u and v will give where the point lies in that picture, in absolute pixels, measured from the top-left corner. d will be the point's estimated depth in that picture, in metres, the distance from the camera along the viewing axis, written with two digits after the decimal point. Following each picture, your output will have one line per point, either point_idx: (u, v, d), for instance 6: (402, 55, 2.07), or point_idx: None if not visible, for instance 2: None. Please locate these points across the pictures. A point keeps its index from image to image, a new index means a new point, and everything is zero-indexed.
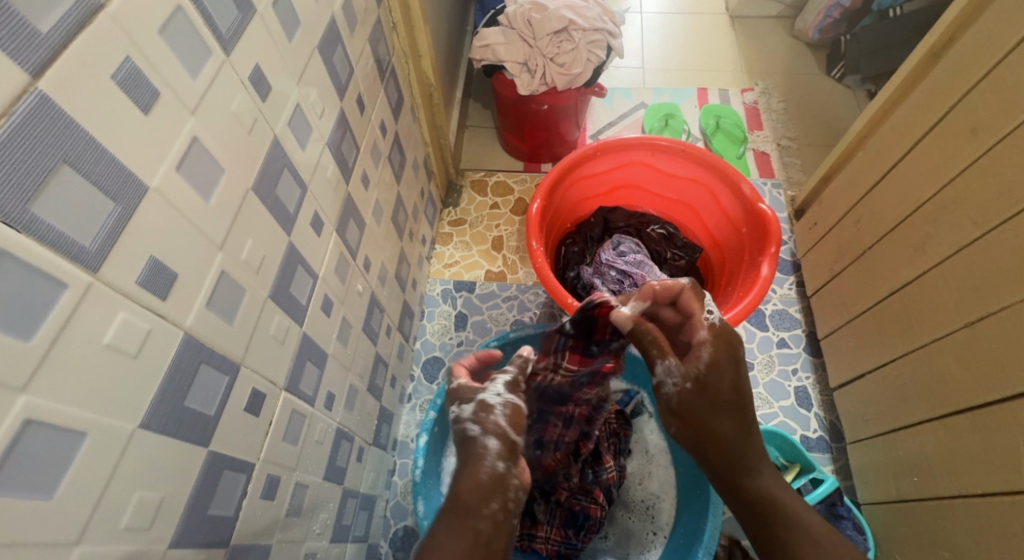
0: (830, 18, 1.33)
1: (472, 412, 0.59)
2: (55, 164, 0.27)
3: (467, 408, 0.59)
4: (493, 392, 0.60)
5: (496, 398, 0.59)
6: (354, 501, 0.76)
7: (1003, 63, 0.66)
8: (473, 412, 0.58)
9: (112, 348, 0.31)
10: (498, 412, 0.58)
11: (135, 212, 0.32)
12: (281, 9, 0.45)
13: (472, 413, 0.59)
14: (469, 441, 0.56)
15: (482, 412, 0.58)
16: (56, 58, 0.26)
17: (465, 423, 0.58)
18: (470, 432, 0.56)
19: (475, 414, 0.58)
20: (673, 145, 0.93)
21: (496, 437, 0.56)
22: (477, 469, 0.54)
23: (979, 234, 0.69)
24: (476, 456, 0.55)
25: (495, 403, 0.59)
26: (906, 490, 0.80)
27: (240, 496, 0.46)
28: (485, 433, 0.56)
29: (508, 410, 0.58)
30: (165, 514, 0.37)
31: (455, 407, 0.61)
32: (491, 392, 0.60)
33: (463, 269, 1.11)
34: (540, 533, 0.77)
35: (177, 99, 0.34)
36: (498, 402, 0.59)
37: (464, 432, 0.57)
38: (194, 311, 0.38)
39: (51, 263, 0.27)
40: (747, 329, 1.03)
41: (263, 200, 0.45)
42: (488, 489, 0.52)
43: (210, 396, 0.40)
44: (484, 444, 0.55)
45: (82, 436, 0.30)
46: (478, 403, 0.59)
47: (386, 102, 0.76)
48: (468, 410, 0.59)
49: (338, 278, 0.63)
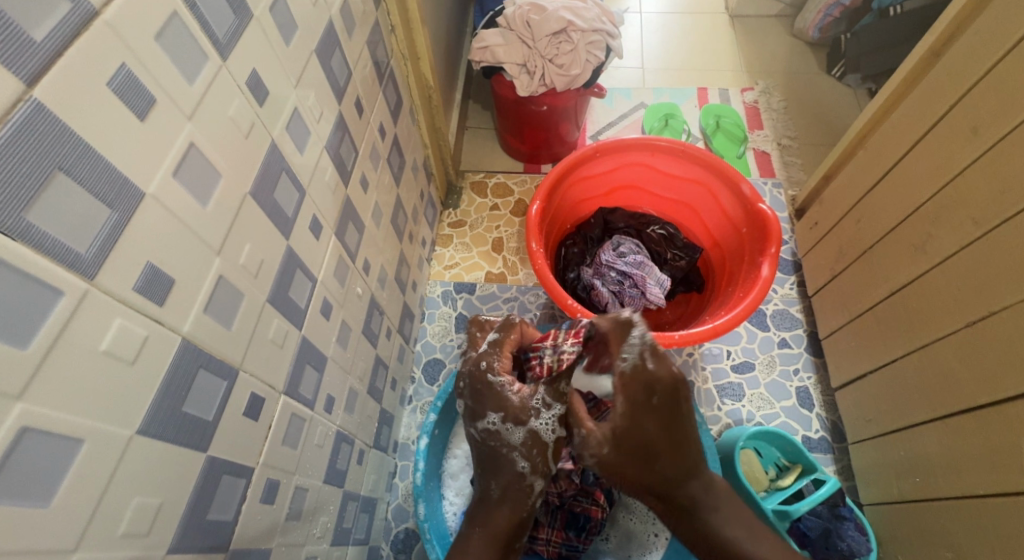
0: (830, 17, 1.32)
1: (523, 443, 0.60)
2: (50, 171, 0.27)
3: (516, 434, 0.61)
4: (547, 425, 0.61)
5: (548, 432, 0.61)
6: (355, 503, 0.76)
7: (1003, 62, 0.66)
8: (523, 444, 0.60)
9: (109, 353, 0.31)
10: (552, 453, 0.61)
11: (131, 219, 0.32)
12: (278, 13, 0.45)
13: (520, 440, 0.61)
14: (518, 478, 0.60)
15: (533, 448, 0.60)
16: (51, 66, 0.26)
17: (514, 454, 0.60)
18: (520, 470, 0.60)
19: (526, 448, 0.60)
20: (672, 145, 0.93)
21: (544, 480, 0.61)
22: (520, 510, 0.60)
23: (980, 234, 0.69)
24: (522, 494, 0.60)
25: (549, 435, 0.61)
26: (908, 491, 0.80)
27: (239, 500, 0.46)
28: (532, 473, 0.60)
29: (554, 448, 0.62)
30: (163, 519, 0.37)
31: (496, 419, 0.61)
32: (547, 427, 0.61)
33: (463, 270, 1.11)
34: (541, 536, 0.76)
35: (173, 105, 0.34)
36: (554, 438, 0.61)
37: (512, 462, 0.60)
38: (191, 315, 0.38)
39: (48, 271, 0.27)
40: (748, 329, 1.03)
41: (261, 205, 0.46)
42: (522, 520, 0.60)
43: (208, 401, 0.40)
44: (531, 484, 0.61)
45: (78, 443, 0.30)
46: (531, 435, 0.61)
47: (384, 104, 0.76)
48: (518, 438, 0.60)
49: (337, 281, 0.63)
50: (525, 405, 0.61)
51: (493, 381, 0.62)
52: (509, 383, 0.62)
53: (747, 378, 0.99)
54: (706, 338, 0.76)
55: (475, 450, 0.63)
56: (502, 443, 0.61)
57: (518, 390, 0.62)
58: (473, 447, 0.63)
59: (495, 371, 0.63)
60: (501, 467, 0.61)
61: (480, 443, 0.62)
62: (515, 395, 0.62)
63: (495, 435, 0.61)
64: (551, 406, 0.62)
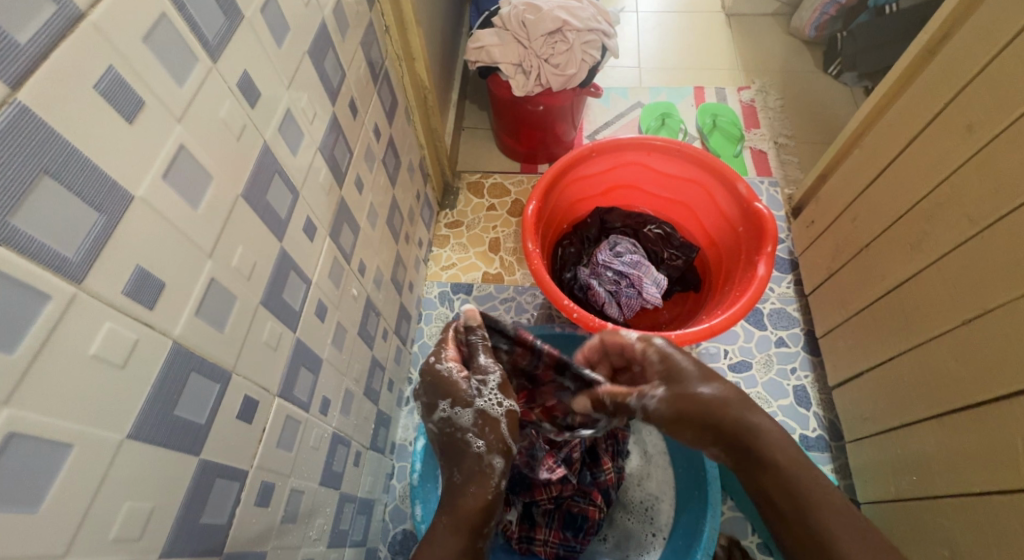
0: (827, 15, 1.32)
1: (474, 424, 0.58)
2: (36, 175, 0.27)
3: (465, 416, 0.58)
4: (491, 399, 0.58)
5: (497, 408, 0.58)
6: (352, 505, 0.75)
7: (998, 59, 0.66)
8: (474, 424, 0.58)
9: (98, 358, 0.31)
10: (503, 427, 0.58)
11: (119, 222, 0.32)
12: (269, 15, 0.45)
13: (472, 422, 0.58)
14: (475, 460, 0.57)
15: (485, 426, 0.58)
16: (37, 69, 0.26)
17: (468, 436, 0.57)
18: (476, 451, 0.57)
19: (478, 427, 0.58)
20: (668, 144, 0.93)
21: (502, 456, 0.57)
22: (485, 490, 0.55)
23: (975, 231, 0.69)
24: (483, 475, 0.56)
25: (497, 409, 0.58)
26: (905, 489, 0.80)
27: (233, 503, 0.46)
28: (490, 451, 0.57)
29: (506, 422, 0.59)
30: (155, 523, 0.37)
31: (446, 405, 0.59)
32: (490, 402, 0.58)
33: (460, 271, 1.11)
34: (538, 535, 0.77)
35: (163, 108, 0.34)
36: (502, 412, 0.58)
37: (467, 444, 0.58)
38: (182, 319, 0.38)
39: (35, 275, 0.27)
40: (745, 328, 1.03)
41: (254, 207, 0.45)
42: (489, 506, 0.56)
43: (201, 404, 0.40)
44: (490, 463, 0.57)
45: (67, 448, 0.30)
46: (481, 413, 0.58)
47: (379, 105, 0.75)
48: (467, 419, 0.58)
49: (332, 282, 0.63)
50: (470, 386, 0.59)
51: (439, 370, 0.60)
52: (455, 369, 0.60)
53: (744, 377, 0.99)
54: (702, 337, 0.76)
55: (438, 443, 0.61)
56: (455, 428, 0.58)
57: (464, 373, 0.60)
58: (436, 441, 0.61)
59: (441, 360, 0.61)
60: (461, 455, 0.58)
61: (441, 434, 0.60)
62: (461, 378, 0.59)
63: (449, 422, 0.59)
64: (490, 379, 0.60)
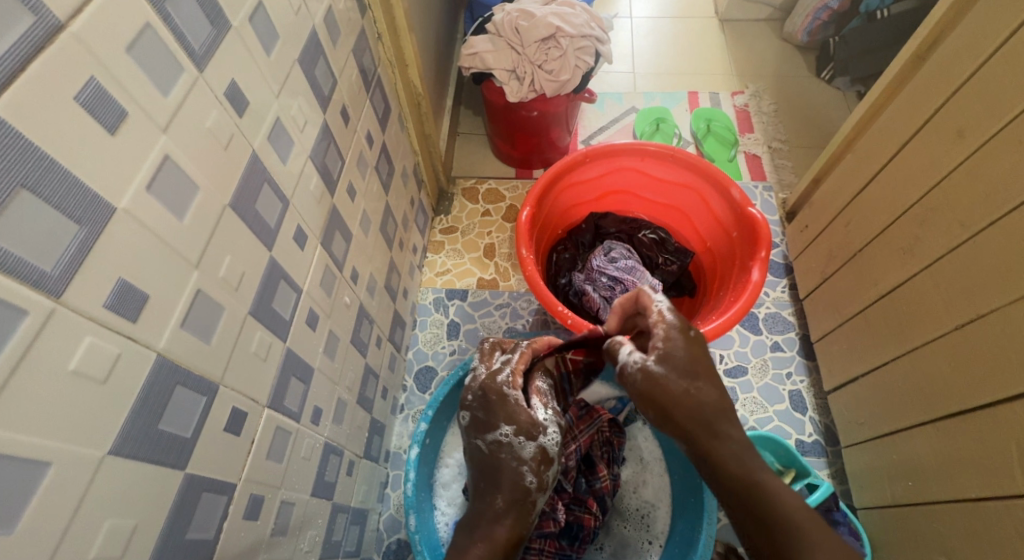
0: (818, 20, 1.33)
1: (532, 457, 0.62)
2: (13, 188, 0.26)
3: (527, 447, 0.62)
4: (553, 441, 0.63)
5: (552, 448, 0.63)
6: (345, 516, 0.75)
7: (987, 66, 0.66)
8: (533, 459, 0.62)
9: (78, 373, 0.30)
10: (552, 464, 0.63)
11: (100, 234, 0.31)
12: (258, 24, 0.44)
13: (529, 455, 0.62)
14: (523, 493, 0.61)
15: (541, 463, 0.62)
16: (13, 83, 0.26)
17: (524, 468, 0.61)
18: (529, 484, 0.61)
19: (534, 463, 0.62)
20: (662, 150, 0.92)
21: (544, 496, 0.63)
22: (523, 524, 0.60)
23: (967, 236, 0.69)
24: (526, 510, 0.61)
25: (553, 457, 0.63)
26: (901, 495, 0.79)
27: (221, 516, 0.45)
28: (539, 491, 0.61)
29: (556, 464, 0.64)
30: (138, 540, 0.36)
31: (509, 432, 0.62)
32: (550, 439, 0.63)
33: (455, 277, 1.11)
34: (535, 545, 0.73)
35: (147, 118, 0.34)
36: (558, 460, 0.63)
37: (521, 476, 0.61)
38: (167, 331, 0.37)
39: (12, 290, 0.27)
40: (740, 333, 1.03)
41: (241, 217, 0.45)
42: (517, 536, 0.60)
43: (186, 418, 0.40)
44: (534, 500, 0.61)
45: (46, 465, 0.29)
46: (542, 450, 0.62)
47: (371, 111, 0.75)
48: (529, 451, 0.62)
49: (324, 291, 0.62)
50: (536, 421, 0.63)
51: (508, 394, 0.64)
52: (522, 401, 0.64)
53: (740, 383, 0.98)
54: None
55: (479, 462, 0.64)
56: (512, 455, 0.62)
57: (527, 408, 0.64)
58: (479, 460, 0.64)
59: (513, 387, 0.65)
60: (507, 482, 0.61)
61: (487, 455, 0.63)
62: (526, 411, 0.64)
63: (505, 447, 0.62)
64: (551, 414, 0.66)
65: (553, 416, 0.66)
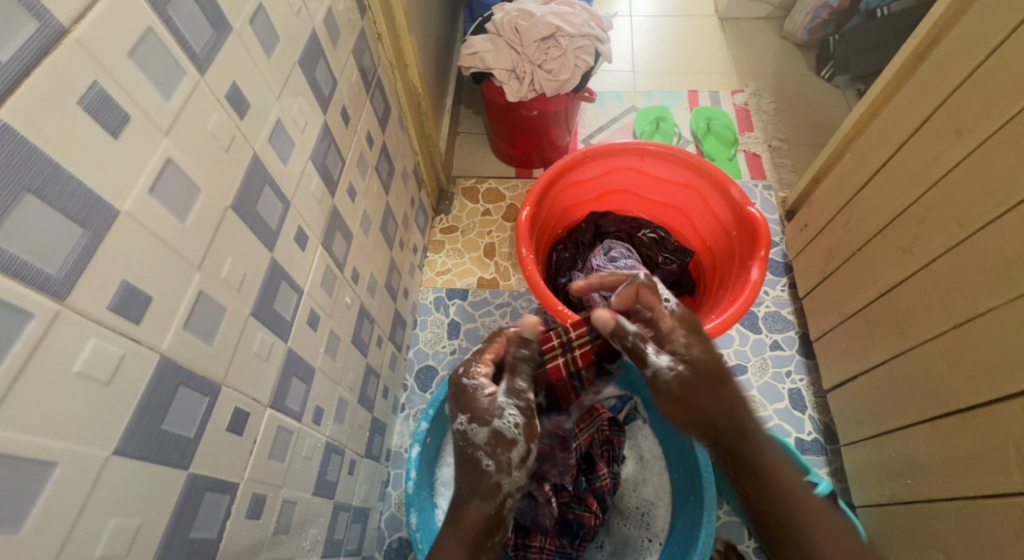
0: (818, 18, 1.33)
1: (487, 442, 0.60)
2: (19, 192, 0.27)
3: (480, 433, 0.61)
4: (510, 422, 0.61)
5: (513, 430, 0.61)
6: (347, 514, 0.75)
7: (985, 65, 0.66)
8: (488, 443, 0.60)
9: (83, 375, 0.31)
10: (516, 444, 0.61)
11: (103, 237, 0.31)
12: (259, 26, 0.44)
13: (486, 440, 0.61)
14: (479, 477, 0.60)
15: (498, 446, 0.60)
16: (16, 88, 0.26)
17: (479, 453, 0.60)
18: (485, 469, 0.60)
19: (491, 447, 0.60)
20: (661, 149, 0.93)
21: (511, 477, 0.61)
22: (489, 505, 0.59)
23: (966, 235, 0.69)
24: (488, 492, 0.59)
25: (515, 438, 0.61)
26: (900, 493, 0.80)
27: (224, 516, 0.45)
28: (500, 474, 0.60)
29: (521, 444, 0.61)
30: (143, 539, 0.36)
31: (464, 419, 0.62)
32: (508, 422, 0.61)
33: (455, 276, 1.11)
34: (534, 543, 0.73)
35: (149, 122, 0.34)
36: (520, 441, 0.61)
37: (477, 461, 0.60)
38: (170, 333, 0.38)
39: (17, 293, 0.27)
40: (740, 332, 1.03)
41: (242, 218, 0.45)
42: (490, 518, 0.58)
43: (189, 418, 0.40)
44: (499, 482, 0.60)
45: (51, 466, 0.29)
46: (495, 433, 0.61)
47: (371, 112, 0.75)
48: (482, 436, 0.61)
49: (324, 291, 0.62)
50: (491, 406, 0.62)
51: (466, 385, 0.64)
52: (481, 387, 0.63)
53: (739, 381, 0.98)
54: None
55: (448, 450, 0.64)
56: (466, 441, 0.61)
57: (488, 393, 0.64)
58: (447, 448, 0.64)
59: (469, 375, 0.64)
60: (467, 468, 0.60)
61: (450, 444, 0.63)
62: (483, 398, 0.63)
63: (462, 435, 0.62)
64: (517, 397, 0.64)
65: (518, 397, 0.63)
